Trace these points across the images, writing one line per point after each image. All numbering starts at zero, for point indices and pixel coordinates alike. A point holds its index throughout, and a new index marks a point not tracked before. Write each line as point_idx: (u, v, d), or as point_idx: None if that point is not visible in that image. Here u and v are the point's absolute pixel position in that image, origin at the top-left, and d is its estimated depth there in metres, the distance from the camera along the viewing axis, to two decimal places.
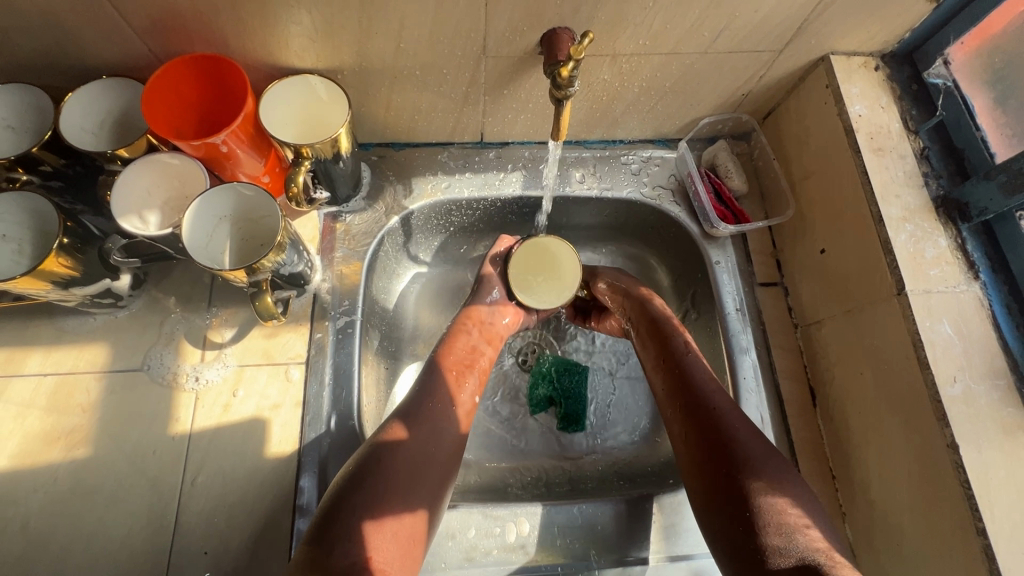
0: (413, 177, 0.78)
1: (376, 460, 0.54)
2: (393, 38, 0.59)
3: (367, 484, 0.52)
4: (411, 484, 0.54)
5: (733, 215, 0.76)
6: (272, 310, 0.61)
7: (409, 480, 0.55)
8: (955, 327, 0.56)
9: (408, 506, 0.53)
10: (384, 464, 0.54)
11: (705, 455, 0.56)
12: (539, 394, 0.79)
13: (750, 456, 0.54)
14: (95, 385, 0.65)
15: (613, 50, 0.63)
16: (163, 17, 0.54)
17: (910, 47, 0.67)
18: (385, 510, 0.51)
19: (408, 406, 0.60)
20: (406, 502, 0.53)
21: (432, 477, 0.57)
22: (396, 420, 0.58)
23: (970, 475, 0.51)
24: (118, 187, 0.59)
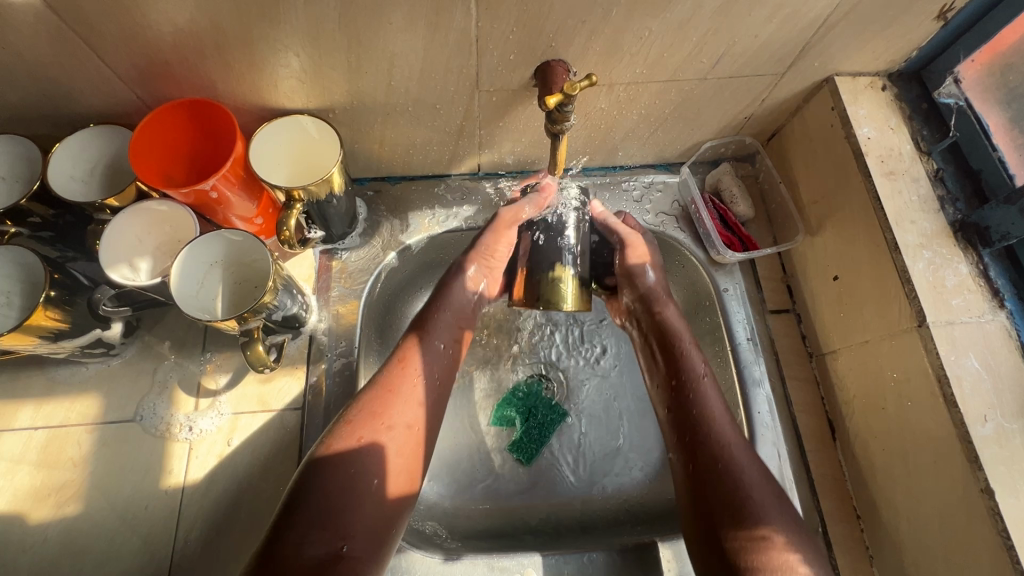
0: (410, 211, 0.76)
1: (341, 459, 0.52)
2: (383, 77, 0.58)
3: (332, 481, 0.51)
4: (377, 485, 0.53)
5: (741, 241, 0.73)
6: (264, 359, 0.60)
7: (374, 482, 0.53)
8: (983, 361, 0.53)
9: (373, 503, 0.52)
10: (345, 464, 0.52)
11: (697, 500, 0.54)
12: (509, 412, 0.77)
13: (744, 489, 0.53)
14: (87, 438, 0.63)
15: (610, 80, 0.61)
16: (150, 65, 0.53)
17: (918, 66, 0.65)
18: (349, 512, 0.50)
19: (371, 401, 0.57)
20: (375, 501, 0.52)
21: (398, 482, 0.55)
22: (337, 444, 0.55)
23: (1009, 523, 0.47)
24: (106, 238, 0.58)
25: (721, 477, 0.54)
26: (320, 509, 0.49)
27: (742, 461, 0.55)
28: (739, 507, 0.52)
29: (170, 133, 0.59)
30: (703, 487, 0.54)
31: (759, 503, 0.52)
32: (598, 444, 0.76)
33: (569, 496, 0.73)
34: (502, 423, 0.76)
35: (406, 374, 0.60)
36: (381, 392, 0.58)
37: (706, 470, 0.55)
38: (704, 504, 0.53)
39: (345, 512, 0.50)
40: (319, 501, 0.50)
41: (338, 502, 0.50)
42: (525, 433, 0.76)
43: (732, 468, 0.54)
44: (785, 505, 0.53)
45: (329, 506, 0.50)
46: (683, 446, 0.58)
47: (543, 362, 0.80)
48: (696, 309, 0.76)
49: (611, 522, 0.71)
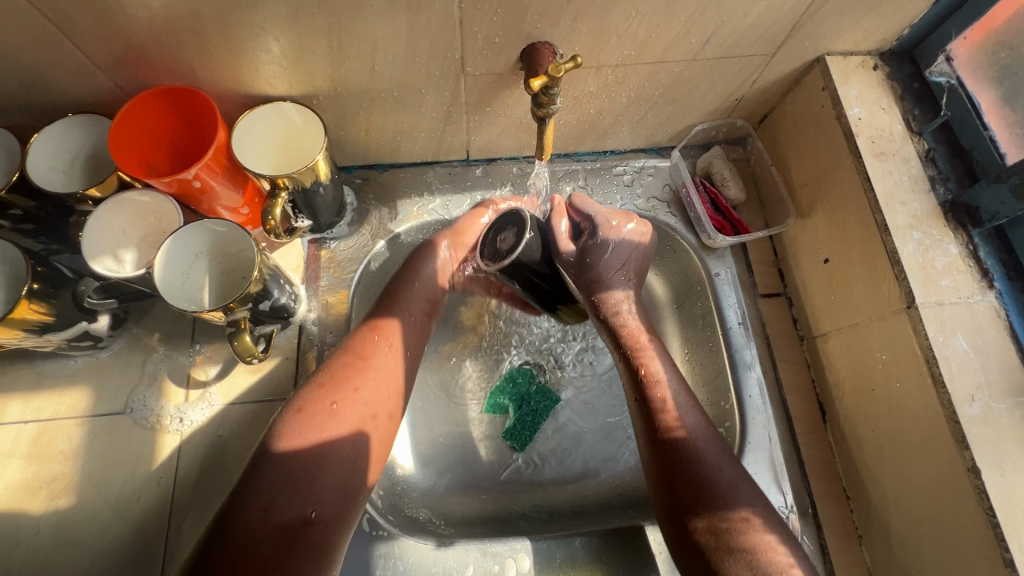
0: (398, 199, 0.76)
1: (263, 467, 0.50)
2: (366, 61, 0.57)
3: (256, 488, 0.49)
4: (308, 482, 0.50)
5: (731, 225, 0.73)
6: (252, 349, 0.59)
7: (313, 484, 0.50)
8: (971, 341, 0.53)
9: (313, 499, 0.50)
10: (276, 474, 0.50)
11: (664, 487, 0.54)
12: (499, 401, 0.76)
13: (706, 475, 0.53)
14: (77, 431, 0.63)
15: (597, 62, 0.60)
16: (126, 51, 0.52)
17: (910, 44, 0.64)
18: (275, 521, 0.48)
19: (297, 409, 0.54)
20: (309, 499, 0.49)
21: (334, 476, 0.52)
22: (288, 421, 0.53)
23: (994, 501, 0.48)
24: (90, 229, 0.58)
25: (690, 473, 0.54)
26: (242, 515, 0.47)
27: (710, 455, 0.55)
28: (708, 500, 0.52)
29: (151, 121, 0.58)
30: (671, 484, 0.54)
31: (727, 493, 0.52)
32: (590, 429, 0.76)
33: (561, 482, 0.73)
34: (495, 411, 0.76)
35: (335, 379, 0.56)
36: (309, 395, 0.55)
37: (673, 466, 0.54)
38: (677, 500, 0.53)
39: (275, 519, 0.48)
40: (241, 515, 0.47)
41: (262, 508, 0.48)
42: (518, 419, 0.75)
43: (698, 461, 0.54)
44: (751, 490, 0.53)
45: (255, 514, 0.47)
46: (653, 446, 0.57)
47: (535, 349, 0.80)
48: (687, 293, 0.75)
49: (604, 507, 0.71)
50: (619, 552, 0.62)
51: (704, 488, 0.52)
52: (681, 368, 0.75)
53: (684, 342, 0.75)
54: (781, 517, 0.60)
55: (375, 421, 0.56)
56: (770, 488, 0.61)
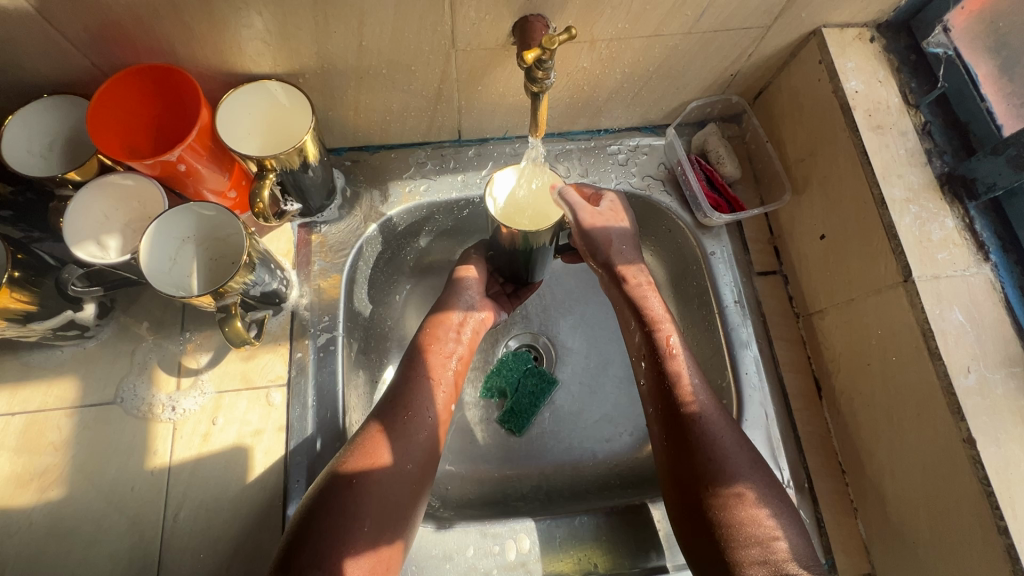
0: (389, 181, 0.74)
1: (346, 470, 0.54)
2: (353, 36, 0.55)
3: (344, 492, 0.52)
4: (387, 485, 0.54)
5: (727, 203, 0.72)
6: (243, 336, 0.58)
7: (381, 498, 0.54)
8: (967, 314, 0.53)
9: (395, 497, 0.55)
10: (352, 479, 0.53)
11: (679, 478, 0.56)
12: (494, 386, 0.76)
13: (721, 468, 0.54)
14: (67, 422, 0.62)
15: (591, 36, 0.59)
16: (101, 27, 0.50)
17: (907, 15, 0.63)
18: (355, 525, 0.52)
19: (368, 432, 0.57)
20: (381, 509, 0.53)
21: (410, 482, 0.56)
22: (361, 445, 0.56)
23: (989, 471, 0.48)
24: (70, 214, 0.56)
25: (701, 452, 0.55)
26: (327, 515, 0.51)
27: (722, 434, 0.56)
28: (713, 475, 0.54)
29: (130, 101, 0.56)
30: (686, 473, 0.56)
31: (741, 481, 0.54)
32: (587, 412, 0.76)
33: (558, 463, 0.73)
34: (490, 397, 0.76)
35: (409, 395, 0.61)
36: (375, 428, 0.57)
37: (686, 452, 0.56)
38: (687, 475, 0.56)
39: (350, 521, 0.51)
40: (325, 516, 0.51)
41: (339, 525, 0.51)
42: (513, 402, 0.75)
43: (712, 450, 0.55)
44: (759, 466, 0.56)
45: (330, 535, 0.50)
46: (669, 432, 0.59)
47: (532, 332, 0.81)
48: (683, 273, 0.75)
49: (603, 486, 0.72)
50: (616, 529, 0.62)
51: (714, 466, 0.55)
52: None
53: (682, 320, 0.75)
54: None
55: (426, 472, 0.58)
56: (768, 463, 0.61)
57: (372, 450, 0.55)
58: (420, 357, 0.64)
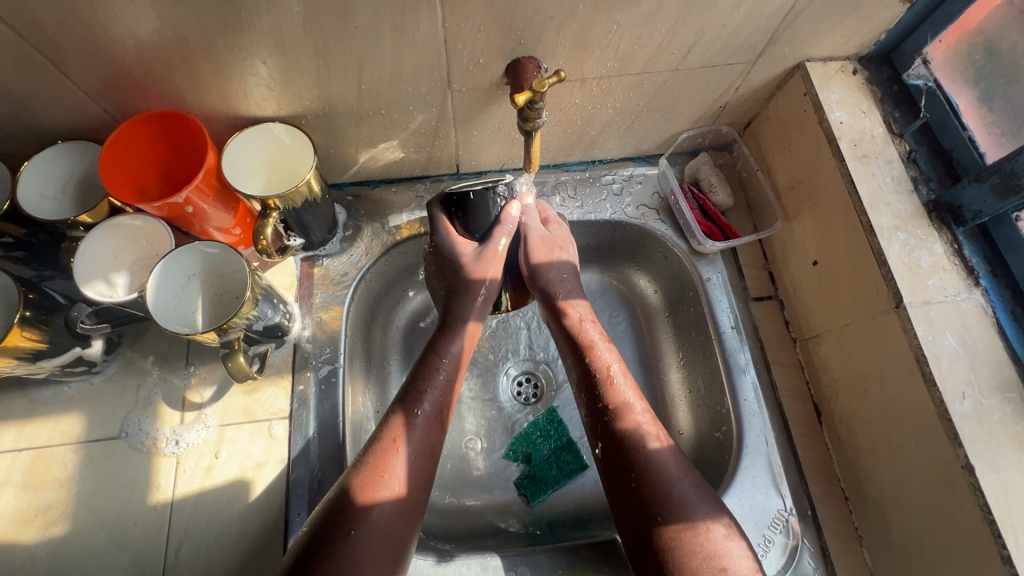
0: (389, 214, 0.76)
1: (339, 525, 0.50)
2: (353, 81, 0.58)
3: (341, 536, 0.49)
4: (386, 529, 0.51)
5: (721, 230, 0.74)
6: (246, 370, 0.59)
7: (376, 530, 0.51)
8: (960, 338, 0.53)
9: (381, 556, 0.50)
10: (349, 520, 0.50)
11: (628, 496, 0.54)
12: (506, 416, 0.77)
13: (671, 484, 0.53)
14: (72, 457, 0.62)
15: (581, 74, 0.61)
16: (114, 78, 0.53)
17: (888, 48, 0.65)
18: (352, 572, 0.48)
19: (378, 453, 0.55)
20: (381, 550, 0.50)
21: (398, 539, 0.52)
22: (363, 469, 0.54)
23: (989, 498, 0.48)
24: (80, 254, 0.58)
25: (647, 485, 0.53)
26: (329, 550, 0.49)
27: (675, 469, 0.54)
28: (658, 504, 0.52)
29: (140, 146, 0.58)
30: (636, 492, 0.54)
31: (688, 502, 0.52)
32: (591, 439, 0.76)
33: (561, 492, 0.73)
34: (515, 457, 0.75)
35: (379, 474, 0.54)
36: (378, 458, 0.55)
37: (632, 471, 0.55)
38: (634, 510, 0.53)
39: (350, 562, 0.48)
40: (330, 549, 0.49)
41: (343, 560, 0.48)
42: (539, 470, 0.73)
43: (660, 470, 0.54)
44: (711, 497, 0.53)
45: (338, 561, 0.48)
46: (611, 454, 0.57)
47: (533, 360, 0.81)
48: (680, 299, 0.76)
49: (606, 515, 0.71)
50: (618, 562, 0.61)
51: (664, 503, 0.52)
52: (677, 375, 0.75)
53: (678, 346, 0.75)
54: (780, 521, 0.60)
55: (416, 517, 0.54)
56: (768, 491, 0.61)
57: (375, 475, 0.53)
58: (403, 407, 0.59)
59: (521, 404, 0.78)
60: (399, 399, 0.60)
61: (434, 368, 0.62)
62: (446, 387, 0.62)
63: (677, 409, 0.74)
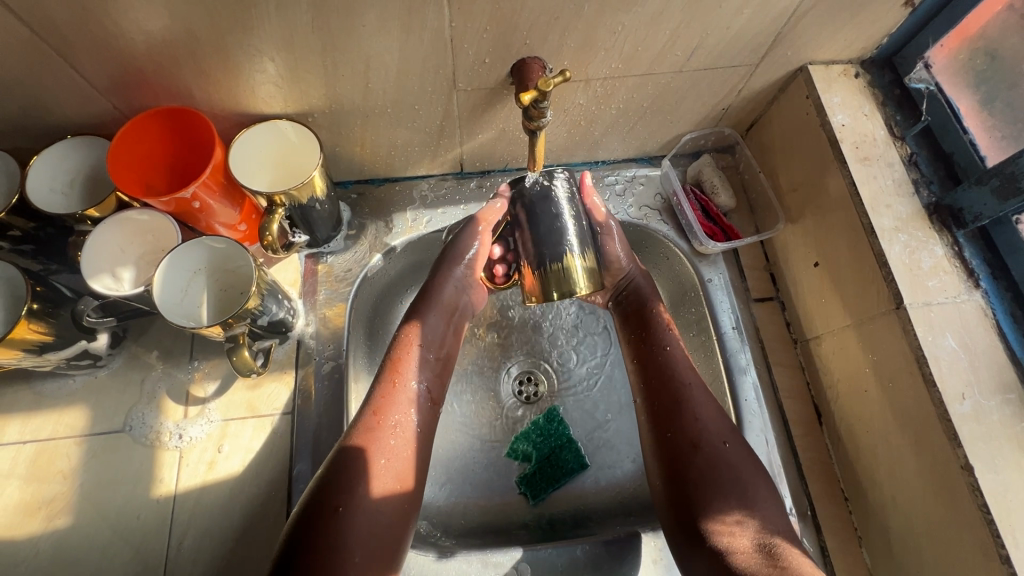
0: (393, 212, 0.77)
1: (327, 501, 0.51)
2: (360, 79, 0.58)
3: (344, 490, 0.52)
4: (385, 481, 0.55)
5: (723, 231, 0.74)
6: (250, 364, 0.60)
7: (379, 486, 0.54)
8: (960, 340, 0.54)
9: (379, 515, 0.53)
10: (350, 472, 0.53)
11: (677, 475, 0.57)
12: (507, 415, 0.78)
13: (721, 469, 0.56)
14: (76, 450, 0.63)
15: (586, 75, 0.62)
16: (124, 74, 0.53)
17: (890, 52, 0.66)
18: (355, 519, 0.51)
19: (376, 401, 0.59)
20: (383, 507, 0.54)
21: (399, 499, 0.55)
22: (362, 424, 0.57)
23: (988, 498, 0.48)
24: (89, 248, 0.58)
25: (697, 469, 0.56)
26: (333, 501, 0.51)
27: (730, 454, 0.57)
28: (710, 494, 0.55)
29: (148, 141, 0.59)
30: (684, 472, 0.57)
31: (738, 489, 0.55)
32: (592, 438, 0.77)
33: (562, 491, 0.73)
34: (515, 456, 0.75)
35: (377, 424, 0.57)
36: (375, 407, 0.58)
37: (684, 453, 0.58)
38: (682, 489, 0.56)
39: (355, 512, 0.52)
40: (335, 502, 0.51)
41: (349, 512, 0.51)
42: (539, 469, 0.74)
43: (715, 456, 0.57)
44: (767, 488, 0.56)
45: (343, 512, 0.51)
46: (664, 435, 0.60)
47: (534, 359, 0.82)
48: (681, 300, 0.76)
49: (606, 514, 0.72)
50: (618, 560, 0.61)
51: (715, 485, 0.55)
52: None
53: None
54: None
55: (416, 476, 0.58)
56: None
57: (373, 428, 0.57)
58: (396, 357, 0.63)
59: (522, 404, 0.79)
60: (378, 381, 0.61)
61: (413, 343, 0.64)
62: (425, 362, 0.64)
63: None
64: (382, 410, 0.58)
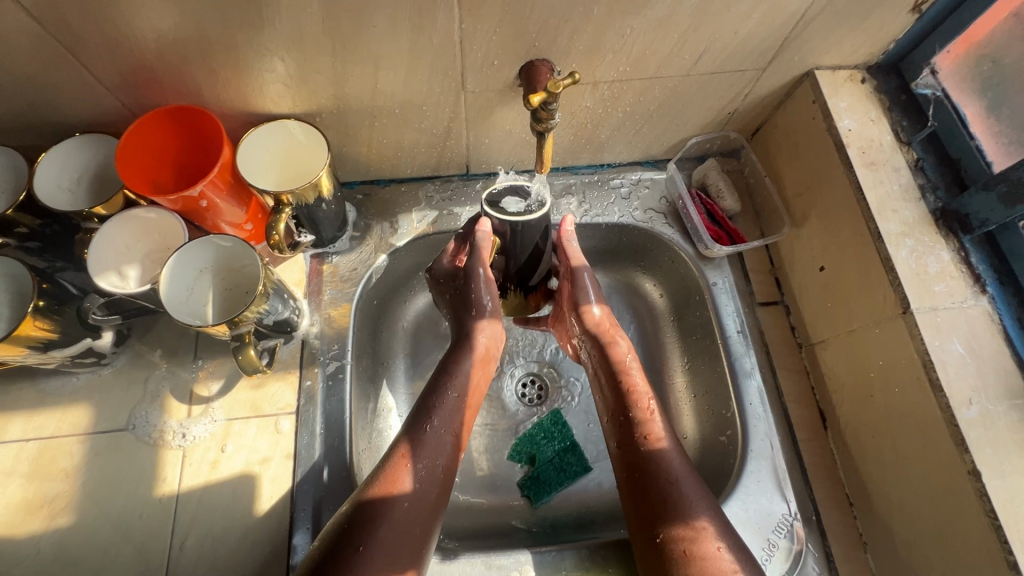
0: (398, 214, 0.77)
1: (349, 539, 0.50)
2: (368, 80, 0.59)
3: (365, 528, 0.51)
4: (406, 520, 0.53)
5: (728, 235, 0.74)
6: (256, 364, 0.59)
7: (399, 526, 0.52)
8: (966, 345, 0.54)
9: (396, 555, 0.51)
10: (374, 509, 0.52)
11: (637, 494, 0.56)
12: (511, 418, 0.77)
13: (675, 485, 0.55)
14: (79, 448, 0.63)
15: (593, 78, 0.62)
16: (134, 71, 0.54)
17: (896, 58, 0.66)
18: (372, 557, 0.50)
19: (405, 438, 0.58)
20: (398, 545, 0.52)
21: (418, 537, 0.53)
22: (390, 464, 0.56)
23: (996, 503, 0.48)
24: (95, 245, 0.58)
25: (656, 485, 0.55)
26: (353, 538, 0.50)
27: (679, 469, 0.56)
28: (668, 510, 0.53)
29: (157, 140, 0.59)
30: (644, 488, 0.56)
31: (690, 503, 0.54)
32: (595, 441, 0.76)
33: (565, 494, 0.73)
34: (519, 458, 0.75)
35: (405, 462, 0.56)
36: (404, 443, 0.58)
37: (643, 470, 0.57)
38: (642, 505, 0.55)
39: (374, 552, 0.50)
40: (354, 541, 0.50)
41: (369, 551, 0.50)
42: (543, 472, 0.73)
43: (667, 471, 0.56)
44: (711, 503, 0.54)
45: (362, 551, 0.50)
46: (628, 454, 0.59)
47: (537, 361, 0.82)
48: (686, 303, 0.76)
49: (610, 517, 0.71)
50: (623, 564, 0.61)
51: (667, 499, 0.54)
52: (682, 379, 0.75)
53: (684, 350, 0.76)
54: (785, 525, 0.60)
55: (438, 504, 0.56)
56: (773, 495, 0.61)
57: (399, 470, 0.55)
58: (431, 395, 0.62)
59: (526, 406, 0.78)
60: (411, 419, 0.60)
61: (445, 383, 0.62)
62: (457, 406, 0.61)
63: (682, 412, 0.74)
64: (412, 449, 0.57)
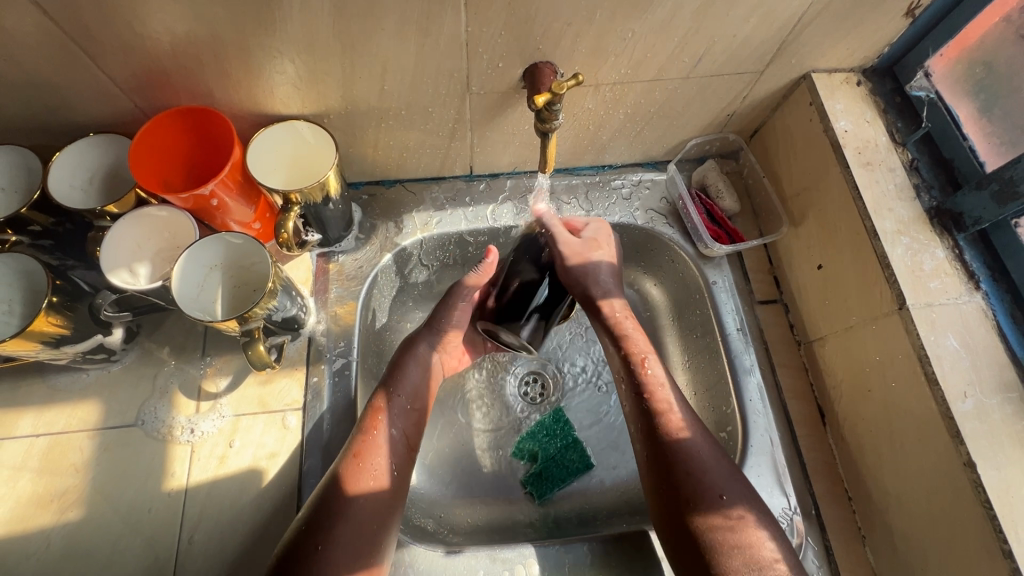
0: (403, 214, 0.78)
1: (309, 539, 0.53)
2: (376, 81, 0.60)
3: (326, 527, 0.54)
4: (368, 515, 0.56)
5: (727, 234, 0.76)
6: (265, 359, 0.61)
7: (362, 518, 0.56)
8: (961, 340, 0.55)
9: (357, 547, 0.54)
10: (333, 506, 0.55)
11: (665, 486, 0.58)
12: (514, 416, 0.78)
13: (702, 476, 0.56)
14: (89, 443, 0.63)
15: (596, 80, 0.63)
16: (147, 73, 0.55)
17: (890, 61, 0.68)
18: (332, 552, 0.53)
19: (358, 438, 0.60)
20: (362, 537, 0.55)
21: (381, 525, 0.56)
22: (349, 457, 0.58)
23: (991, 494, 0.49)
24: (107, 243, 0.59)
25: (686, 476, 0.57)
26: (312, 538, 0.53)
27: (708, 458, 0.58)
28: (698, 503, 0.55)
29: (169, 140, 0.60)
30: (672, 480, 0.57)
31: (722, 494, 0.55)
32: (597, 438, 0.77)
33: (567, 491, 0.74)
34: (522, 456, 0.76)
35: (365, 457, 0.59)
36: (357, 441, 0.60)
37: (670, 464, 0.58)
38: (671, 499, 0.57)
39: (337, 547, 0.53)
40: (317, 539, 0.53)
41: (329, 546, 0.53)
42: (546, 468, 0.74)
43: (695, 463, 0.57)
44: (742, 489, 0.56)
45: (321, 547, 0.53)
46: (652, 448, 0.60)
47: (539, 360, 0.83)
48: (686, 302, 0.77)
49: (612, 512, 0.72)
50: (626, 557, 0.62)
51: (696, 493, 0.55)
52: (683, 376, 0.76)
53: (684, 348, 0.77)
54: (785, 519, 0.61)
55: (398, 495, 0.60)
56: (773, 490, 0.62)
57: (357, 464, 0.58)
58: (377, 394, 0.64)
59: (529, 404, 0.79)
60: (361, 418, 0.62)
61: (398, 384, 0.66)
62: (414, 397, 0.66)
63: None
64: (367, 445, 0.59)
